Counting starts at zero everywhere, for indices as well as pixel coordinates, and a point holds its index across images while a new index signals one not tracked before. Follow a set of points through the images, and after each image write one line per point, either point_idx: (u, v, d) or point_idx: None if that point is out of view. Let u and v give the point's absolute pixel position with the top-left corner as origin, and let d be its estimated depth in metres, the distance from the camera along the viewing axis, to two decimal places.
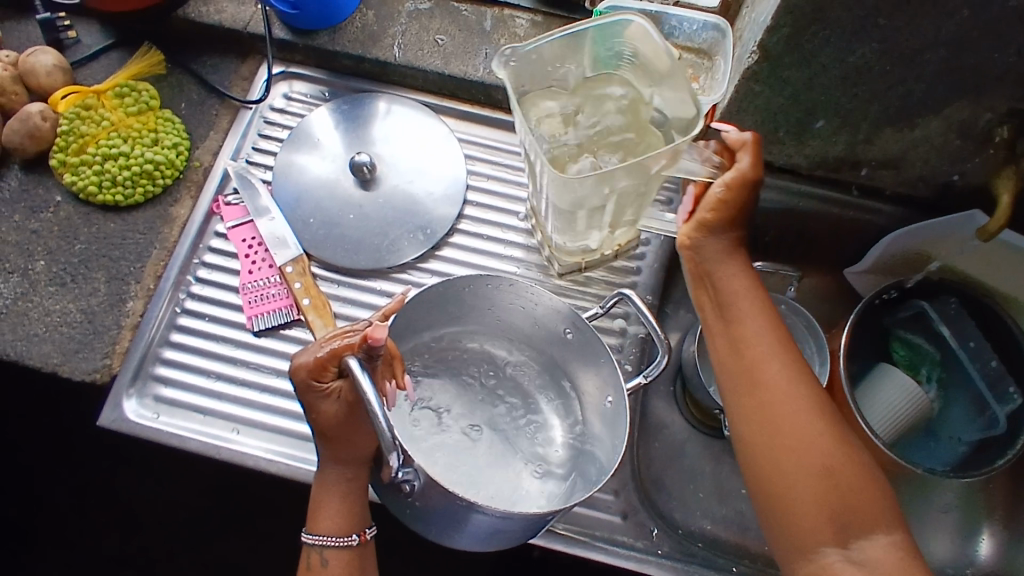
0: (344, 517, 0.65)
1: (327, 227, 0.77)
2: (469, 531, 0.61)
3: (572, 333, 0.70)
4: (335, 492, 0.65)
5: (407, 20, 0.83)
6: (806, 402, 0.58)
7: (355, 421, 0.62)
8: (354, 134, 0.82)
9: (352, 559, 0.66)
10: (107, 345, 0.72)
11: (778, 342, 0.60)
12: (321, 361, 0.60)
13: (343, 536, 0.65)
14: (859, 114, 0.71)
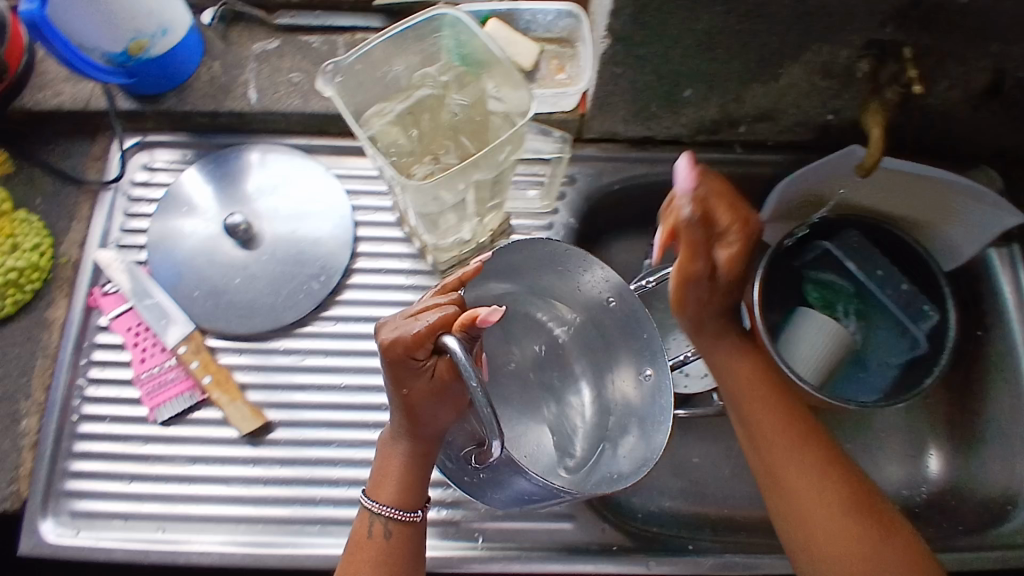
0: (405, 484, 0.60)
1: (214, 296, 0.74)
2: (510, 492, 0.60)
3: (615, 303, 0.68)
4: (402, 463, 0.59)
5: (256, 63, 0.79)
6: (802, 450, 0.63)
7: (441, 399, 0.55)
8: (226, 190, 0.78)
9: (402, 539, 0.60)
10: (10, 471, 0.69)
11: (776, 398, 0.65)
12: (421, 337, 0.52)
13: (404, 509, 0.59)
14: (723, 76, 0.70)
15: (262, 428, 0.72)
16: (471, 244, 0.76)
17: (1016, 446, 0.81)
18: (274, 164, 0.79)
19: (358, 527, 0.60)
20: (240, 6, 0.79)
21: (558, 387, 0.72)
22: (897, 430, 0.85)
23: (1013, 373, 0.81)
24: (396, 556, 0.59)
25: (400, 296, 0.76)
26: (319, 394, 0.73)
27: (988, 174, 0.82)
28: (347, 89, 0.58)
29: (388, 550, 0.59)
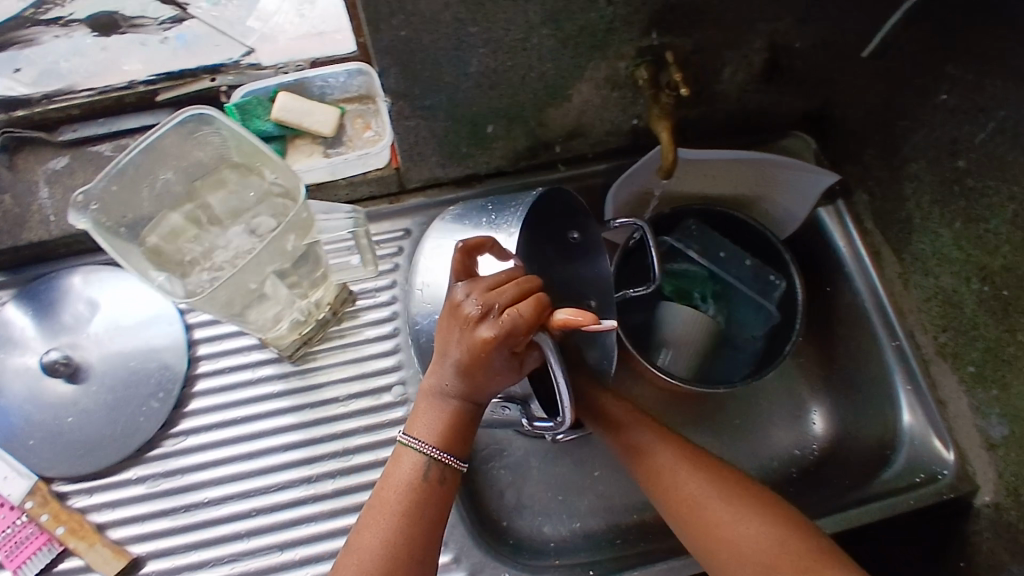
0: (447, 432, 0.59)
1: (50, 440, 0.70)
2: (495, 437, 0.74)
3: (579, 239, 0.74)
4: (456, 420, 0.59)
5: (49, 185, 0.74)
6: (690, 474, 0.64)
7: (491, 386, 0.57)
8: (46, 323, 0.73)
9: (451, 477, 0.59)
10: None
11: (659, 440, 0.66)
12: (525, 328, 0.53)
13: (453, 458, 0.59)
14: (517, 108, 0.70)
15: (131, 566, 0.68)
16: (312, 323, 0.73)
17: (885, 390, 0.80)
18: (91, 285, 0.75)
19: (391, 481, 0.59)
20: (16, 130, 0.74)
21: None
22: (776, 398, 0.86)
23: (866, 319, 0.81)
24: (426, 504, 0.58)
25: (251, 393, 0.74)
26: (184, 515, 0.70)
27: (804, 140, 0.85)
28: (113, 211, 0.55)
29: (417, 493, 0.58)
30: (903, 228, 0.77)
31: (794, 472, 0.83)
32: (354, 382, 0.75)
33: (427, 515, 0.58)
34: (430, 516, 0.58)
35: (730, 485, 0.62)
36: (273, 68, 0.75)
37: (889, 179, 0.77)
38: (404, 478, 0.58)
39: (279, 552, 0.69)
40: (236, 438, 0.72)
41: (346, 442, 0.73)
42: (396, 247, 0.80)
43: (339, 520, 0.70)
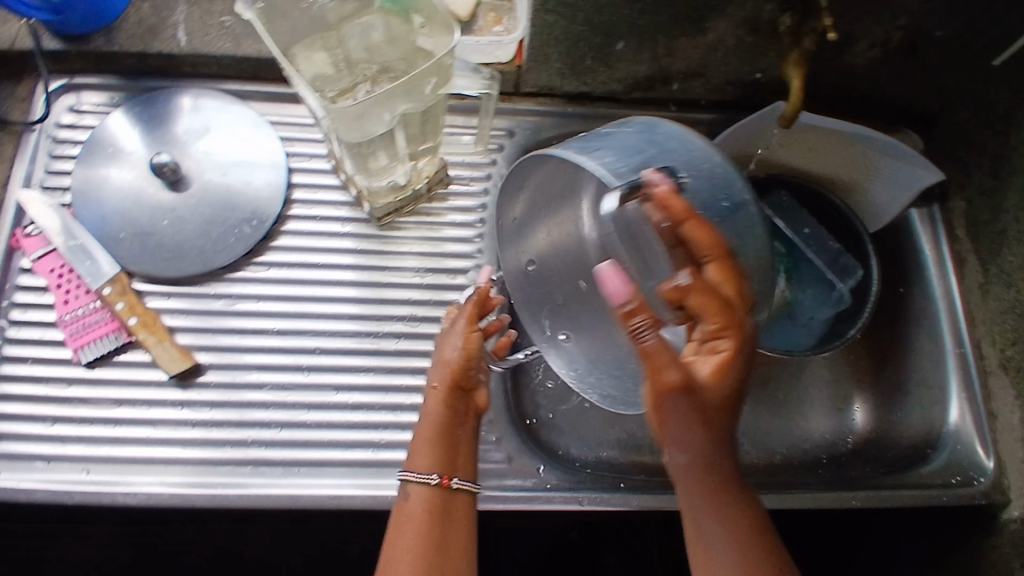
0: (434, 453, 0.58)
1: (141, 239, 0.72)
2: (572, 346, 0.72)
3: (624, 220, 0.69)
4: (426, 424, 0.60)
5: (189, 7, 0.76)
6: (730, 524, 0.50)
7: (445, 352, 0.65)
8: (158, 134, 0.76)
9: (443, 503, 0.56)
10: None
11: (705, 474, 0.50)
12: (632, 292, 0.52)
13: (424, 474, 0.56)
14: (653, 28, 0.71)
15: (192, 371, 0.70)
16: (410, 192, 0.76)
17: (939, 393, 0.82)
18: (207, 109, 0.78)
19: (398, 535, 0.54)
20: None
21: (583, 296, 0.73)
22: (825, 382, 0.88)
23: (937, 325, 0.83)
24: (433, 518, 0.55)
25: (334, 245, 0.76)
26: (249, 336, 0.72)
27: (911, 139, 0.86)
28: (271, 17, 0.59)
29: (413, 518, 0.55)
30: (994, 240, 0.79)
31: (824, 458, 0.86)
32: (432, 258, 0.77)
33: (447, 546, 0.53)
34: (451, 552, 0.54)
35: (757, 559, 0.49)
36: None
37: (992, 189, 0.78)
38: (404, 515, 0.55)
39: (334, 394, 0.71)
40: (312, 281, 0.74)
41: (416, 310, 0.75)
42: (496, 144, 0.81)
43: (394, 378, 0.72)
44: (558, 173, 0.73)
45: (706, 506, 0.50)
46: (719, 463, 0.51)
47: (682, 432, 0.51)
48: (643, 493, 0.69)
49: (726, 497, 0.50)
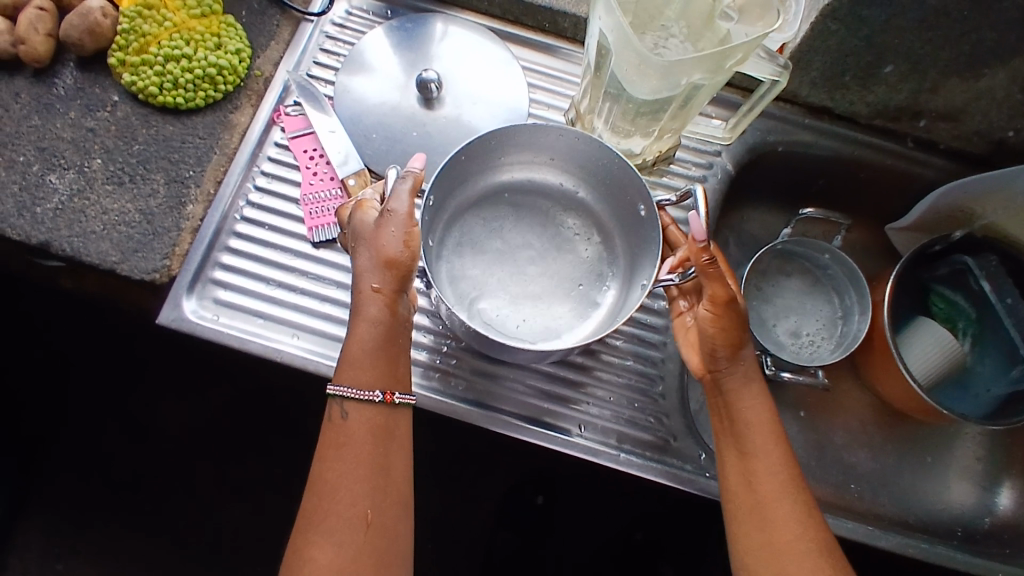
0: (364, 367, 0.60)
1: (389, 142, 0.76)
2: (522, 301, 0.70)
3: (644, 211, 0.69)
4: (357, 324, 0.61)
5: None
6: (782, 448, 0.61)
7: (358, 241, 0.62)
8: (422, 51, 0.80)
9: (384, 420, 0.61)
10: (167, 246, 0.72)
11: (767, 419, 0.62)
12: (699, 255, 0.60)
13: (363, 390, 0.61)
14: (928, 62, 0.71)
15: None
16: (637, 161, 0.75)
17: None
18: (469, 39, 0.81)
19: (333, 451, 0.60)
20: None
21: (545, 247, 0.74)
22: (978, 457, 0.87)
23: None
24: (354, 440, 0.60)
25: None
26: None
27: None
28: None
29: (341, 433, 0.61)
30: None
31: (958, 531, 0.84)
32: None
33: (355, 466, 0.60)
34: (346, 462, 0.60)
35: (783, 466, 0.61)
36: None
37: None
38: (331, 434, 0.61)
39: None
40: None
41: None
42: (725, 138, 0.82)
43: None
44: (518, 175, 0.75)
45: (750, 419, 0.62)
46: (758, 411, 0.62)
47: (730, 390, 0.63)
48: None
49: (773, 435, 0.62)
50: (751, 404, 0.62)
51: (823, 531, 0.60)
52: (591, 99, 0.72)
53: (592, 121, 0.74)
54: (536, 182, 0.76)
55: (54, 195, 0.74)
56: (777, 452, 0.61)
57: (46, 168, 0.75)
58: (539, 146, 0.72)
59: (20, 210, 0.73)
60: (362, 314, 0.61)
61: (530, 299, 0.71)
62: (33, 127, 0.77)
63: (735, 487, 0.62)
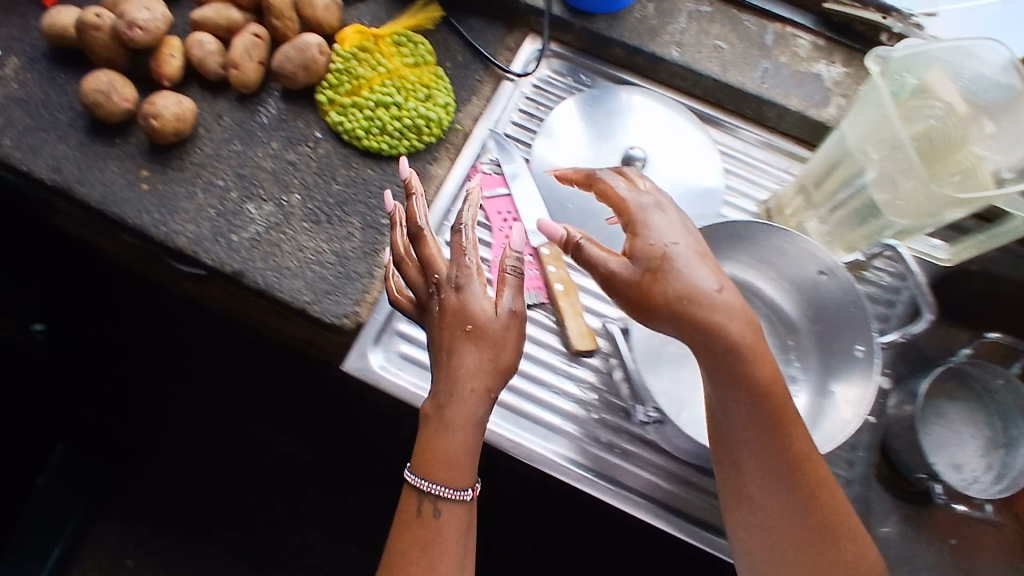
0: (454, 466, 0.55)
1: (586, 215, 0.76)
2: None
3: (827, 274, 0.65)
4: (449, 433, 0.54)
5: (688, 21, 0.80)
6: (779, 452, 0.55)
7: (485, 322, 0.55)
8: (626, 123, 0.79)
9: (462, 520, 0.56)
10: (359, 293, 0.72)
11: (764, 428, 0.55)
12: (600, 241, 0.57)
13: (458, 492, 0.56)
14: None
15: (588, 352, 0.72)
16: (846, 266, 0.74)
17: None
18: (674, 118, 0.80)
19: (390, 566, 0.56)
20: None
21: None
22: None
23: None
24: (455, 541, 0.56)
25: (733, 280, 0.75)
26: None
27: None
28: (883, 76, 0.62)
29: (444, 539, 0.56)
30: None
31: None
32: None
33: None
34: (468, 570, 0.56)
35: (788, 473, 0.55)
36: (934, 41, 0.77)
37: None
38: (407, 517, 0.56)
39: None
40: None
41: None
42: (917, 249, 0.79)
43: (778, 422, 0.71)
44: None
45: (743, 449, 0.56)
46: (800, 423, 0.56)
47: (727, 402, 0.56)
48: None
49: (786, 423, 0.55)
50: (790, 403, 0.56)
51: (795, 521, 0.55)
52: (808, 205, 0.71)
53: (804, 224, 0.72)
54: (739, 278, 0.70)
55: (251, 225, 0.75)
56: (766, 458, 0.55)
57: (244, 196, 0.76)
58: (749, 245, 0.67)
59: (217, 235, 0.74)
60: (480, 414, 0.55)
61: None
62: (233, 152, 0.77)
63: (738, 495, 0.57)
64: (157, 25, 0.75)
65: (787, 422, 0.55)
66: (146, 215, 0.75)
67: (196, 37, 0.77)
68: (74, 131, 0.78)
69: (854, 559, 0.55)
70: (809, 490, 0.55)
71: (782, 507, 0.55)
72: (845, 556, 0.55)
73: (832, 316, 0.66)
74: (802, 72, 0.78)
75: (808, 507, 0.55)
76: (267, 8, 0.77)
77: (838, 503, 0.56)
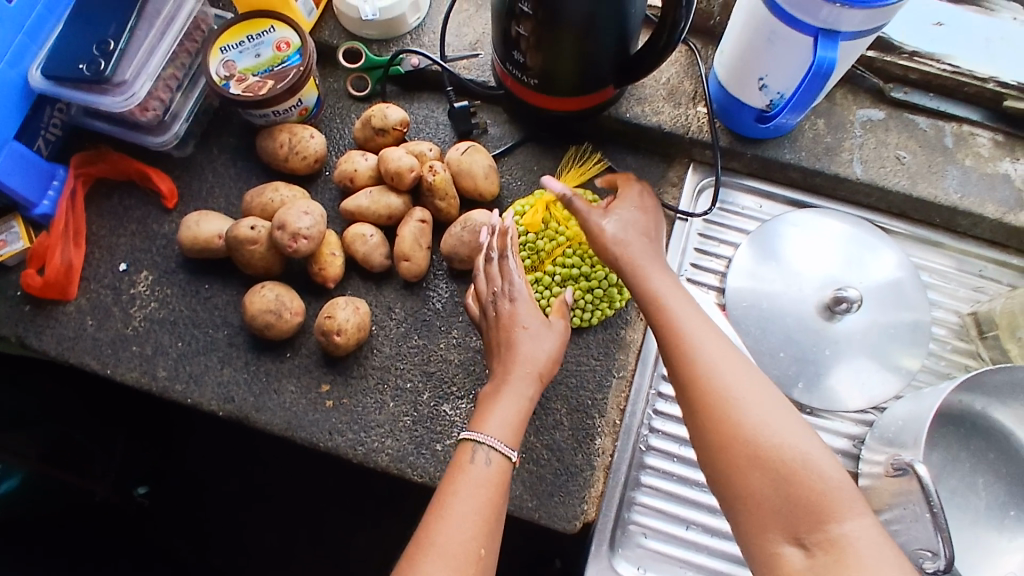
0: (509, 424, 0.59)
1: (800, 363, 0.71)
2: (984, 549, 0.66)
3: None
4: (503, 398, 0.60)
5: (863, 132, 0.75)
6: (728, 379, 0.53)
7: (516, 334, 0.62)
8: (822, 254, 0.74)
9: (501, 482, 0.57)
10: (583, 489, 0.66)
11: (690, 351, 0.55)
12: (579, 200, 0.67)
13: (508, 447, 0.58)
14: None
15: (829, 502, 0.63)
16: None
17: None
18: (869, 239, 0.75)
19: (453, 507, 0.55)
20: (862, 70, 0.77)
21: (980, 484, 0.68)
22: None
23: None
24: (497, 495, 0.57)
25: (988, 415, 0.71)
26: None
27: None
28: None
29: (492, 483, 0.57)
30: None
31: None
32: None
33: (489, 530, 0.55)
34: (495, 529, 0.56)
35: (732, 404, 0.52)
36: None
37: None
38: (459, 464, 0.58)
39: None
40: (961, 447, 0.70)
41: None
42: None
43: None
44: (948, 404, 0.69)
45: (696, 380, 0.54)
46: (700, 382, 0.53)
47: (672, 343, 0.56)
48: None
49: (699, 402, 0.53)
50: (728, 374, 0.53)
51: (767, 480, 0.50)
52: None
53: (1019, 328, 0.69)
54: (989, 415, 0.69)
55: (453, 428, 0.68)
56: (705, 397, 0.53)
57: (437, 396, 0.70)
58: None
59: (420, 447, 0.68)
60: (511, 390, 0.60)
61: (988, 540, 0.66)
62: (415, 348, 0.71)
63: (730, 436, 0.52)
64: (319, 229, 0.69)
65: (695, 362, 0.54)
66: (340, 436, 0.68)
67: (356, 231, 0.70)
68: (238, 351, 0.71)
69: (806, 493, 0.49)
70: (747, 418, 0.52)
71: (756, 446, 0.51)
72: (799, 505, 0.49)
73: None
74: (990, 173, 0.75)
75: (776, 451, 0.50)
76: (428, 189, 0.71)
77: (772, 448, 0.51)
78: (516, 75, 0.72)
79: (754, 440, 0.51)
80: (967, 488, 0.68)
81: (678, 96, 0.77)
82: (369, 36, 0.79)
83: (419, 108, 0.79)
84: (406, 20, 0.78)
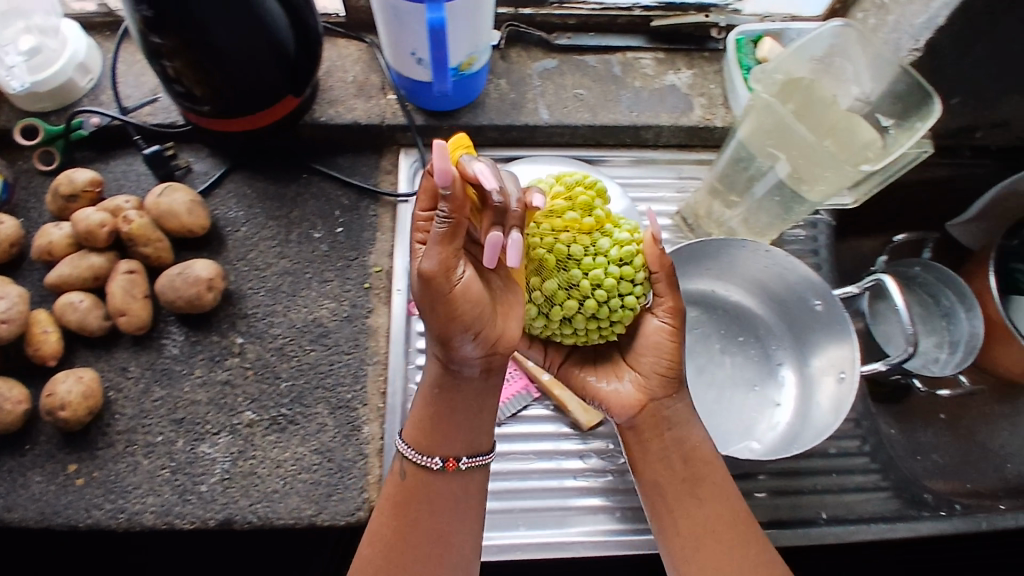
0: (424, 424, 0.58)
1: None
2: (727, 417, 0.72)
3: (821, 305, 0.70)
4: (427, 384, 0.58)
5: (541, 81, 0.81)
6: (717, 476, 0.61)
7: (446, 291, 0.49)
8: None
9: (447, 488, 0.59)
10: (361, 479, 0.67)
11: (685, 446, 0.61)
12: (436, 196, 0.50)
13: (426, 456, 0.58)
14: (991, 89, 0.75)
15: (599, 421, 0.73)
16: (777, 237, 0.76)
17: None
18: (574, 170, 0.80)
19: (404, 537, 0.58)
20: (524, 27, 0.83)
21: (716, 360, 0.75)
22: None
23: None
24: (452, 510, 0.59)
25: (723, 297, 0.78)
26: None
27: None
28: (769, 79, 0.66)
29: (434, 498, 0.59)
30: None
31: None
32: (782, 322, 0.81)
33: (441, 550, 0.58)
34: (444, 551, 0.58)
35: (711, 497, 0.60)
36: (757, 18, 0.83)
37: None
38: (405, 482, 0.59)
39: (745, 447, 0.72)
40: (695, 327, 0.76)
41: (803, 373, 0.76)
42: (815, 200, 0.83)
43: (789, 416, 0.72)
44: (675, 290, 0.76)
45: (679, 467, 0.61)
46: (706, 477, 0.60)
47: (678, 432, 0.61)
48: (988, 516, 0.73)
49: (688, 484, 0.60)
50: (717, 474, 0.61)
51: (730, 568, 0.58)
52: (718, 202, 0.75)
53: (713, 212, 0.76)
54: (707, 293, 0.77)
55: (215, 466, 0.66)
56: (700, 485, 0.60)
57: (192, 439, 0.68)
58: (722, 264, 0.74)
59: (183, 495, 0.65)
60: (433, 373, 0.57)
61: (728, 408, 0.72)
62: (159, 400, 0.69)
63: (697, 520, 0.59)
64: (19, 309, 0.66)
65: (693, 450, 0.61)
66: (97, 509, 0.65)
67: (64, 300, 0.68)
68: None
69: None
70: (724, 513, 0.60)
71: (728, 535, 0.59)
72: None
73: (821, 329, 0.71)
74: (659, 88, 0.82)
75: (748, 537, 0.59)
76: (129, 239, 0.69)
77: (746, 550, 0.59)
78: (190, 108, 0.71)
79: (724, 526, 0.59)
80: (705, 364, 0.74)
81: (367, 90, 0.80)
82: (46, 110, 0.78)
83: (116, 165, 0.78)
84: (77, 84, 0.77)
